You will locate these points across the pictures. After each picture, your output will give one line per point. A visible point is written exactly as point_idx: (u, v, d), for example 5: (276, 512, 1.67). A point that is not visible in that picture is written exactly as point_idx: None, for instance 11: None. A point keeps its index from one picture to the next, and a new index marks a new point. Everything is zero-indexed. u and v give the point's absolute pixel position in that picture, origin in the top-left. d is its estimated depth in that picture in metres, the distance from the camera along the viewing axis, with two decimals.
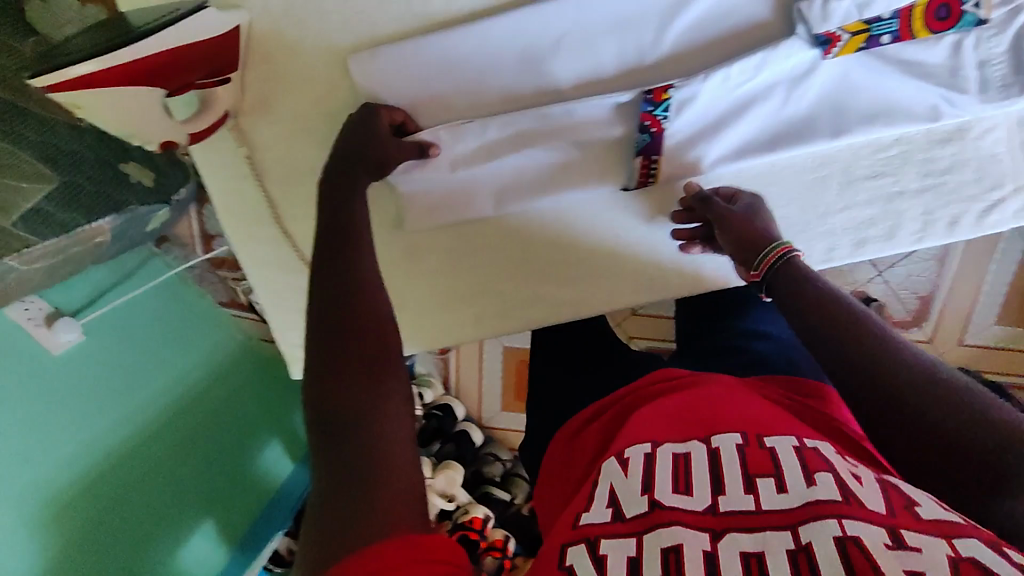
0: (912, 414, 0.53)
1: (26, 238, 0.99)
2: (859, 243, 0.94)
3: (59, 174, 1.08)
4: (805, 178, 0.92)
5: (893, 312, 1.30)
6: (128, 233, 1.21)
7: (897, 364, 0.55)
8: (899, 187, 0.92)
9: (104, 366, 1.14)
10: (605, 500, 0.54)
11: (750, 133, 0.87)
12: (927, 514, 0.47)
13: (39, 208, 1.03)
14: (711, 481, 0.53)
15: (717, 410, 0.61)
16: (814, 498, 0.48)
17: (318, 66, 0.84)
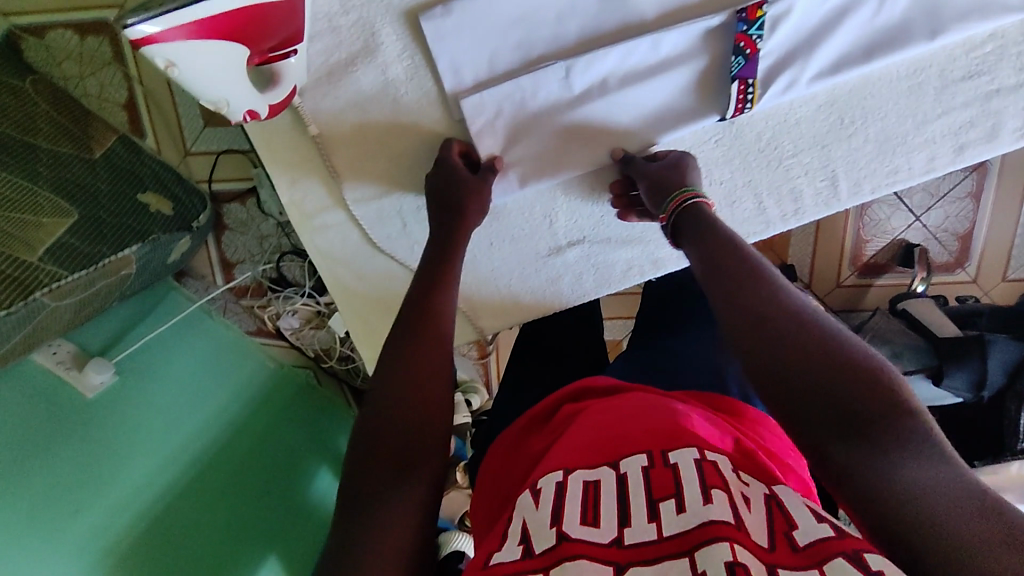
0: (805, 377, 0.49)
1: (54, 270, 0.94)
2: (960, 151, 0.74)
3: (79, 209, 1.04)
4: (898, 86, 0.72)
5: (934, 255, 1.30)
6: (151, 265, 1.16)
7: (786, 316, 0.52)
8: (984, 85, 0.72)
9: (140, 405, 1.07)
10: (516, 536, 0.46)
11: (839, 37, 0.69)
12: (806, 535, 0.42)
13: (64, 243, 0.98)
14: (618, 510, 0.46)
15: (627, 424, 0.53)
16: (709, 518, 0.43)
17: (377, 34, 0.71)
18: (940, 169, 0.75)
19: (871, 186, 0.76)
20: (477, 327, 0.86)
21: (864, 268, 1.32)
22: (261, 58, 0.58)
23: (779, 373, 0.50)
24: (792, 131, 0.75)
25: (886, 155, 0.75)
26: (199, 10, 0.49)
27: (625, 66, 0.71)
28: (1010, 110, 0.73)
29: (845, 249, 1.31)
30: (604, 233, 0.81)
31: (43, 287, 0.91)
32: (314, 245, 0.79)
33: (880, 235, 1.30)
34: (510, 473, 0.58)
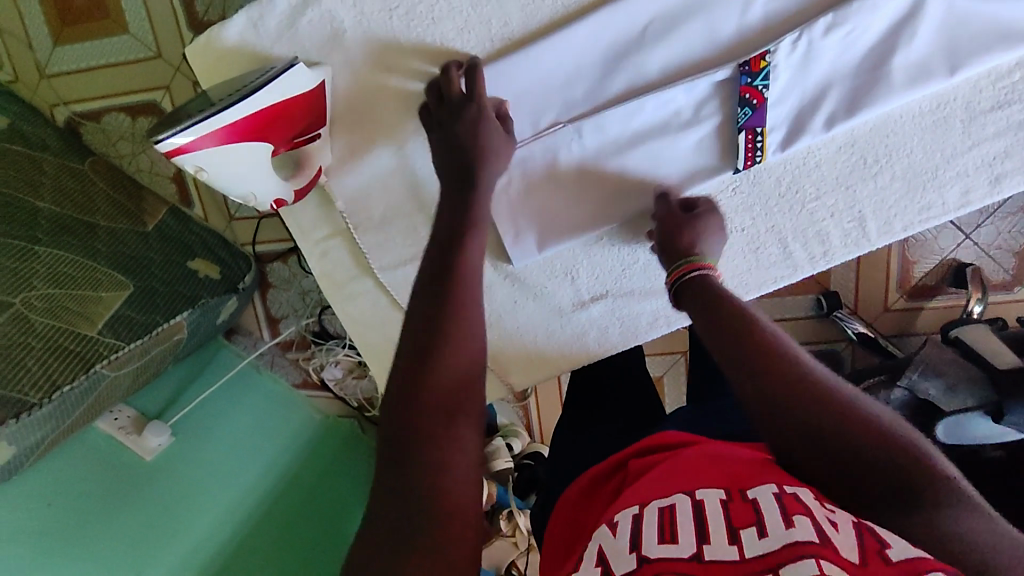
0: (842, 449, 0.48)
1: (113, 342, 1.00)
2: (995, 183, 0.70)
3: (137, 281, 1.11)
4: (922, 124, 0.70)
5: (990, 274, 1.26)
6: (202, 327, 1.21)
7: (803, 380, 0.50)
8: (1015, 115, 0.69)
9: (195, 463, 1.11)
10: (593, 558, 0.47)
11: (852, 81, 0.68)
12: (901, 555, 0.41)
13: (120, 314, 1.04)
14: (695, 528, 0.45)
15: (695, 470, 0.54)
16: (792, 540, 0.42)
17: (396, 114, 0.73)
18: (975, 202, 0.71)
19: (905, 224, 0.73)
20: (509, 384, 0.87)
21: (913, 291, 1.29)
22: (285, 153, 0.64)
23: (819, 446, 0.49)
24: (812, 174, 0.73)
25: (916, 192, 0.72)
26: (231, 115, 0.55)
27: (631, 124, 0.72)
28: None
29: (891, 272, 1.28)
30: (625, 287, 0.81)
31: (103, 360, 0.97)
32: (347, 312, 0.82)
33: (928, 255, 1.27)
34: (580, 527, 0.57)
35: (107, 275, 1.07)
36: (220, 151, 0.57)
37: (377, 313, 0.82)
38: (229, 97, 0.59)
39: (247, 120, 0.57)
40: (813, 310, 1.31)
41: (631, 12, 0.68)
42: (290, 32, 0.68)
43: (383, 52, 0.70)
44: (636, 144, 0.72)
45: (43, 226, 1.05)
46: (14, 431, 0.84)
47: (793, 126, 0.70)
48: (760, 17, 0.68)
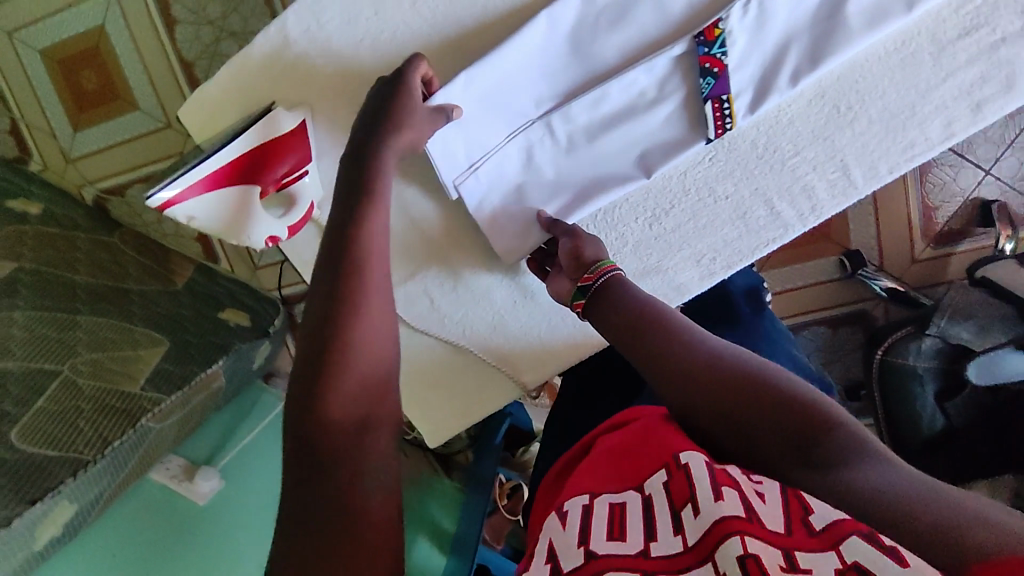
0: (742, 424, 0.49)
1: (155, 396, 1.04)
2: (979, 111, 0.59)
3: (171, 336, 1.17)
4: (890, 62, 0.59)
5: (1018, 207, 1.20)
6: (238, 373, 1.26)
7: (698, 363, 0.52)
8: (1001, 29, 0.57)
9: (245, 503, 1.15)
10: (544, 556, 0.45)
11: (808, 28, 0.59)
12: (823, 518, 0.41)
13: (160, 369, 1.10)
14: (643, 527, 0.45)
15: (643, 442, 0.53)
16: (719, 515, 0.41)
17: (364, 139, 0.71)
18: (960, 135, 0.60)
19: (889, 165, 0.62)
20: (521, 384, 0.75)
21: (940, 237, 1.24)
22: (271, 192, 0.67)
23: (719, 424, 0.50)
24: (786, 134, 0.63)
25: (895, 134, 0.61)
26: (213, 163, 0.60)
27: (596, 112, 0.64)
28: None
29: (913, 222, 1.24)
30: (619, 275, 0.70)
31: (146, 413, 1.00)
32: None
33: (950, 198, 1.22)
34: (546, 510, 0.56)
35: (142, 335, 1.13)
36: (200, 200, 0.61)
37: None
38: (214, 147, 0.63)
39: (226, 165, 0.61)
40: (836, 272, 1.28)
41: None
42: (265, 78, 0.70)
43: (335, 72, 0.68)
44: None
45: (83, 298, 1.14)
46: (72, 488, 0.88)
47: (765, 76, 0.60)
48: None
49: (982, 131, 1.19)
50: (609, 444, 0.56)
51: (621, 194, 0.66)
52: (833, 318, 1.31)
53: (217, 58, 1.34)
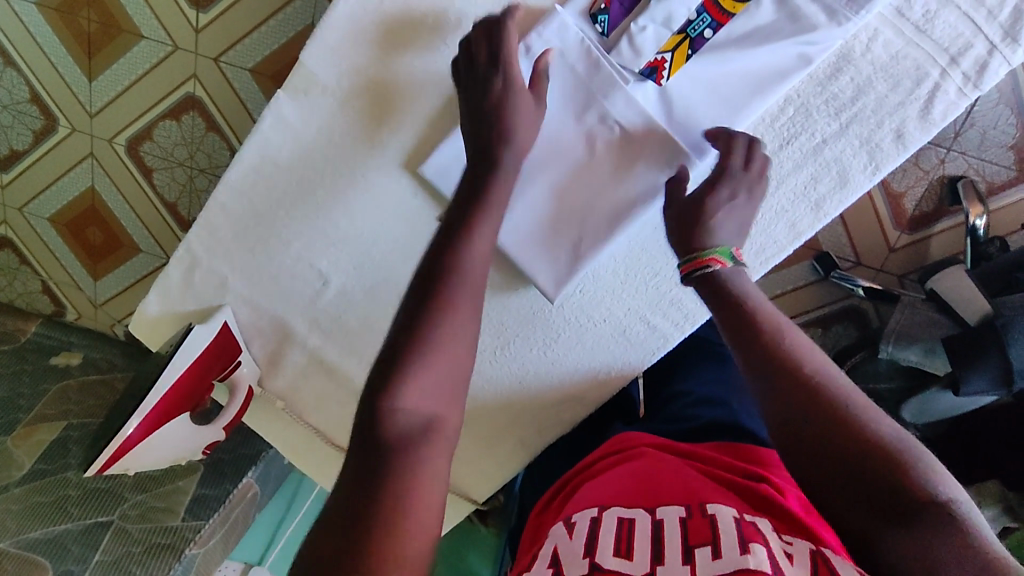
0: (860, 472, 0.46)
1: (195, 523, 1.18)
2: (821, 209, 0.60)
3: (203, 459, 1.30)
4: None
5: (990, 178, 1.15)
6: (273, 474, 1.37)
7: (830, 404, 0.49)
8: (819, 133, 0.57)
9: None
10: (547, 560, 0.48)
11: (636, 154, 0.60)
12: None
13: (199, 495, 1.23)
14: (650, 546, 0.47)
15: (668, 480, 0.55)
16: (745, 566, 0.43)
17: (275, 319, 0.77)
18: (807, 234, 0.61)
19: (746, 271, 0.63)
20: (472, 498, 0.81)
21: (913, 223, 1.20)
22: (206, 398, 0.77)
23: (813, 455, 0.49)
24: (642, 258, 0.66)
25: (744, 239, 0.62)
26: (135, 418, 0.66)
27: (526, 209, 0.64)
28: (870, 136, 0.57)
29: (881, 212, 1.20)
30: (528, 393, 0.74)
31: (189, 542, 1.15)
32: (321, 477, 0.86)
33: (915, 182, 1.18)
34: (547, 519, 0.59)
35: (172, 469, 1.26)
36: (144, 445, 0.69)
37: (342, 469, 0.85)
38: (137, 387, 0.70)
39: (149, 418, 0.68)
40: (813, 274, 1.26)
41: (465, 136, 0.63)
42: (190, 291, 0.76)
43: (243, 280, 0.75)
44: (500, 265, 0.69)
45: None
46: None
47: (627, 189, 0.62)
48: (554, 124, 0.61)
49: None
50: (630, 472, 0.58)
51: (522, 322, 0.71)
52: (820, 319, 1.28)
53: (195, 194, 1.47)
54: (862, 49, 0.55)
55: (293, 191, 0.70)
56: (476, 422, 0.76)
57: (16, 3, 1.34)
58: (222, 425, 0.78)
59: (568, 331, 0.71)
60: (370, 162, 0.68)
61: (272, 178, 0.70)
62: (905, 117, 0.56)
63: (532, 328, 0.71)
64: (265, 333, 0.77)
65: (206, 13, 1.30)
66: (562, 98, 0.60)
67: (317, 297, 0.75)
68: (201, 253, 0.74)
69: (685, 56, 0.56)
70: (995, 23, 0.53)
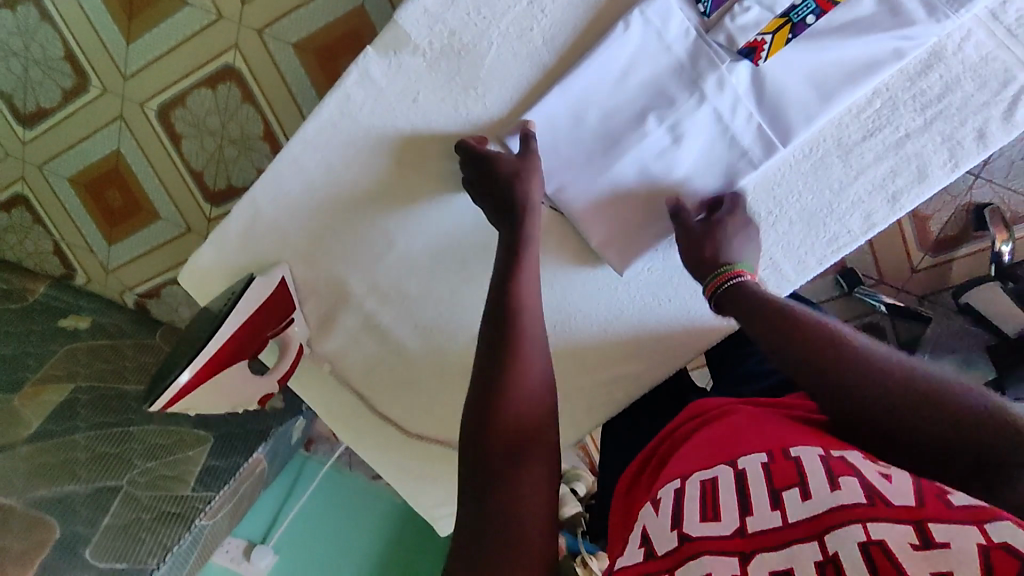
0: (905, 419, 0.49)
1: (205, 494, 1.16)
2: (897, 202, 0.62)
3: (214, 431, 1.28)
4: (801, 169, 0.62)
5: (1016, 206, 1.17)
6: (279, 452, 1.35)
7: (853, 372, 0.51)
8: (904, 127, 0.59)
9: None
10: (637, 540, 0.49)
11: (725, 137, 0.61)
12: (961, 498, 0.41)
13: (210, 466, 1.21)
14: (736, 501, 0.46)
15: (737, 431, 0.54)
16: (839, 502, 0.42)
17: (335, 281, 0.76)
18: (882, 226, 0.63)
19: (817, 258, 0.65)
20: None
21: (936, 246, 1.22)
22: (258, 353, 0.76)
23: (877, 431, 0.50)
24: None
25: (818, 227, 0.64)
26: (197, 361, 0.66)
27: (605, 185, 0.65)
28: (953, 134, 0.59)
29: (906, 232, 1.23)
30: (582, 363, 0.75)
31: (199, 513, 1.13)
32: (359, 444, 0.86)
33: (942, 207, 1.20)
34: (637, 489, 0.58)
35: (182, 438, 1.24)
36: (198, 394, 0.68)
37: (382, 437, 0.85)
38: (202, 330, 0.69)
39: (212, 361, 0.68)
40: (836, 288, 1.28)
41: (551, 107, 0.63)
42: (249, 244, 0.76)
43: (304, 237, 0.75)
44: (569, 240, 0.70)
45: (133, 406, 1.29)
46: None
47: (708, 171, 0.63)
48: (645, 99, 0.61)
49: None
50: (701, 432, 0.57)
51: (584, 298, 0.72)
52: None
53: (223, 164, 1.46)
54: (954, 48, 0.57)
55: (370, 150, 0.70)
56: None
57: None
58: (276, 377, 0.77)
59: (630, 308, 0.72)
60: (451, 127, 0.68)
61: (348, 134, 0.70)
62: (988, 118, 0.58)
63: (595, 303, 0.72)
64: (321, 293, 0.77)
65: None
66: (657, 73, 0.60)
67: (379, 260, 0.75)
68: (264, 205, 0.74)
69: (785, 40, 0.57)
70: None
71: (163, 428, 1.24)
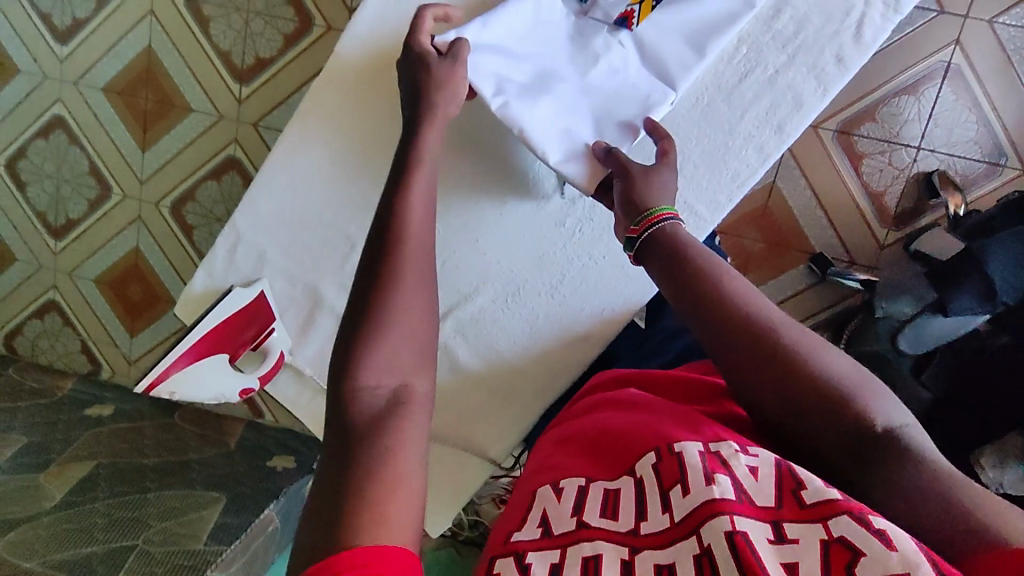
0: (819, 400, 0.52)
1: (215, 549, 1.17)
2: (783, 131, 0.69)
3: (226, 493, 1.33)
4: (691, 117, 0.70)
5: (963, 170, 1.24)
6: (292, 513, 1.37)
7: (783, 351, 0.54)
8: (772, 65, 0.68)
9: None
10: (536, 520, 0.53)
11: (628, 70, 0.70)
12: (813, 495, 0.47)
13: (223, 524, 1.23)
14: (631, 504, 0.52)
15: (633, 424, 0.59)
16: (708, 496, 0.47)
17: (308, 288, 0.84)
18: (775, 154, 0.69)
19: (726, 195, 0.71)
20: (491, 459, 0.82)
21: (899, 219, 1.27)
22: (240, 356, 0.84)
23: (781, 401, 0.53)
24: None
25: (720, 165, 0.70)
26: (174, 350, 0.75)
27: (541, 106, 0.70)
28: (816, 64, 0.67)
29: (865, 211, 1.28)
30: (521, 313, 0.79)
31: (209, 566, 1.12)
32: None
33: (893, 181, 1.27)
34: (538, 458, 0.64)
35: (196, 502, 1.28)
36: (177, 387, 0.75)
37: None
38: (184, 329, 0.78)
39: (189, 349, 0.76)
40: (813, 276, 1.31)
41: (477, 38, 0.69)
42: (231, 266, 0.85)
43: (277, 252, 0.83)
44: (509, 214, 0.78)
45: (150, 477, 1.34)
46: None
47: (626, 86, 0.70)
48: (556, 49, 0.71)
49: (899, 114, 1.25)
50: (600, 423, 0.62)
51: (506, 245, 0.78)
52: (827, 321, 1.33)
53: None
54: None
55: (327, 164, 0.81)
56: (493, 371, 0.80)
57: (87, 90, 1.56)
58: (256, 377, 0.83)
59: (549, 247, 0.78)
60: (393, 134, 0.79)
61: (308, 153, 0.81)
62: (841, 44, 0.66)
63: (518, 245, 0.78)
64: (298, 301, 0.84)
65: (248, 85, 1.49)
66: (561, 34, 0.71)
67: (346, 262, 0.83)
68: (242, 228, 0.84)
69: (650, 7, 0.68)
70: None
71: (178, 492, 1.28)
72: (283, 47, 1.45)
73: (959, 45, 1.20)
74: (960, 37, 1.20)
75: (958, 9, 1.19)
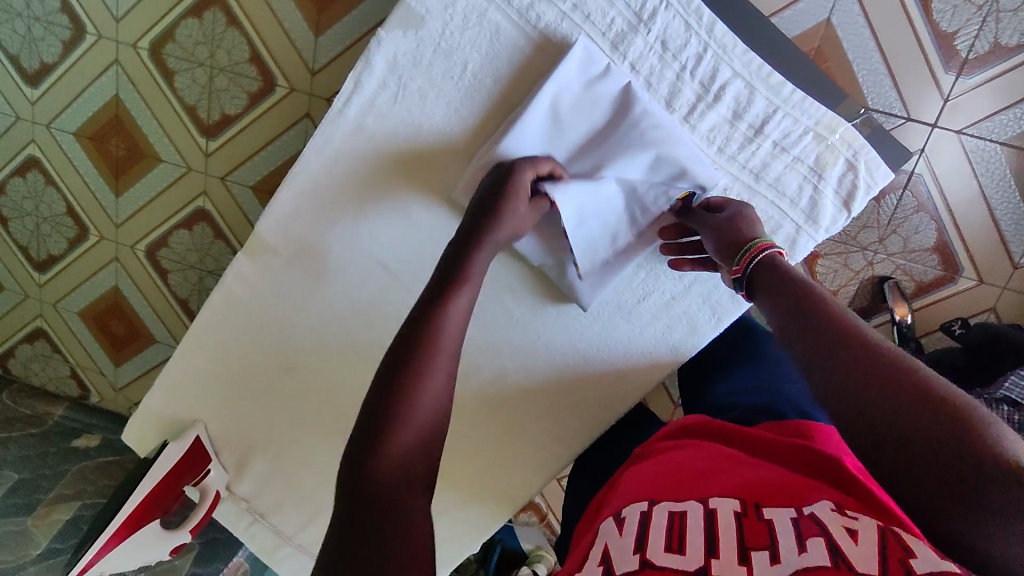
0: (922, 428, 0.47)
1: None
2: (677, 349, 0.84)
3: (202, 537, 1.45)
4: (612, 314, 0.84)
5: (917, 277, 1.23)
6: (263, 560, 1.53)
7: (878, 377, 0.50)
8: (667, 291, 0.82)
9: None
10: (597, 559, 0.50)
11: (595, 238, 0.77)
12: (926, 565, 0.42)
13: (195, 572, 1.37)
14: (706, 542, 0.48)
15: (709, 475, 0.57)
16: (804, 565, 0.44)
17: (243, 433, 0.89)
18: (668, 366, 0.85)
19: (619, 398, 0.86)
20: None
21: None
22: (171, 504, 0.89)
23: (869, 430, 0.50)
24: (587, 336, 0.84)
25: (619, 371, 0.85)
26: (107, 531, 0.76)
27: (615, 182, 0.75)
28: (710, 296, 0.82)
29: None
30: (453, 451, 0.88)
31: None
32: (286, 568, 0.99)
33: (847, 281, 1.26)
34: (593, 514, 0.62)
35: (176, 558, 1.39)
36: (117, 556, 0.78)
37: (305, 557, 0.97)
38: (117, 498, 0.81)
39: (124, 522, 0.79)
40: None
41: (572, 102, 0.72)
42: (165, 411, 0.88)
43: (206, 400, 0.87)
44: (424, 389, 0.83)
45: None
46: None
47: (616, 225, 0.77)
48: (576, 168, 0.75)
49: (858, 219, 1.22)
50: (670, 465, 0.61)
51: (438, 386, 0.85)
52: None
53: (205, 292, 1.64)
54: None
55: (253, 331, 0.83)
56: None
57: (57, 133, 1.55)
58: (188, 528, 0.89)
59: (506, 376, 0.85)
60: (314, 307, 0.82)
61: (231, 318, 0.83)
62: None
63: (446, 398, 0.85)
64: (235, 442, 0.90)
65: (215, 140, 1.48)
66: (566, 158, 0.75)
67: (277, 414, 0.88)
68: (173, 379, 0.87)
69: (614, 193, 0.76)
70: (799, 210, 0.78)
71: None
72: (248, 105, 1.43)
73: (924, 156, 1.15)
74: (925, 148, 1.15)
75: (926, 117, 1.13)
